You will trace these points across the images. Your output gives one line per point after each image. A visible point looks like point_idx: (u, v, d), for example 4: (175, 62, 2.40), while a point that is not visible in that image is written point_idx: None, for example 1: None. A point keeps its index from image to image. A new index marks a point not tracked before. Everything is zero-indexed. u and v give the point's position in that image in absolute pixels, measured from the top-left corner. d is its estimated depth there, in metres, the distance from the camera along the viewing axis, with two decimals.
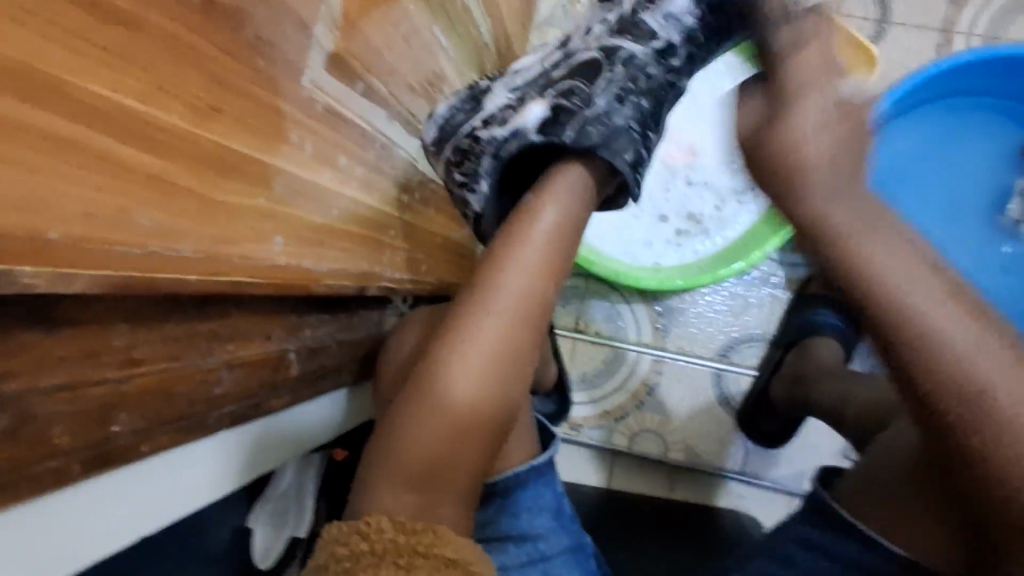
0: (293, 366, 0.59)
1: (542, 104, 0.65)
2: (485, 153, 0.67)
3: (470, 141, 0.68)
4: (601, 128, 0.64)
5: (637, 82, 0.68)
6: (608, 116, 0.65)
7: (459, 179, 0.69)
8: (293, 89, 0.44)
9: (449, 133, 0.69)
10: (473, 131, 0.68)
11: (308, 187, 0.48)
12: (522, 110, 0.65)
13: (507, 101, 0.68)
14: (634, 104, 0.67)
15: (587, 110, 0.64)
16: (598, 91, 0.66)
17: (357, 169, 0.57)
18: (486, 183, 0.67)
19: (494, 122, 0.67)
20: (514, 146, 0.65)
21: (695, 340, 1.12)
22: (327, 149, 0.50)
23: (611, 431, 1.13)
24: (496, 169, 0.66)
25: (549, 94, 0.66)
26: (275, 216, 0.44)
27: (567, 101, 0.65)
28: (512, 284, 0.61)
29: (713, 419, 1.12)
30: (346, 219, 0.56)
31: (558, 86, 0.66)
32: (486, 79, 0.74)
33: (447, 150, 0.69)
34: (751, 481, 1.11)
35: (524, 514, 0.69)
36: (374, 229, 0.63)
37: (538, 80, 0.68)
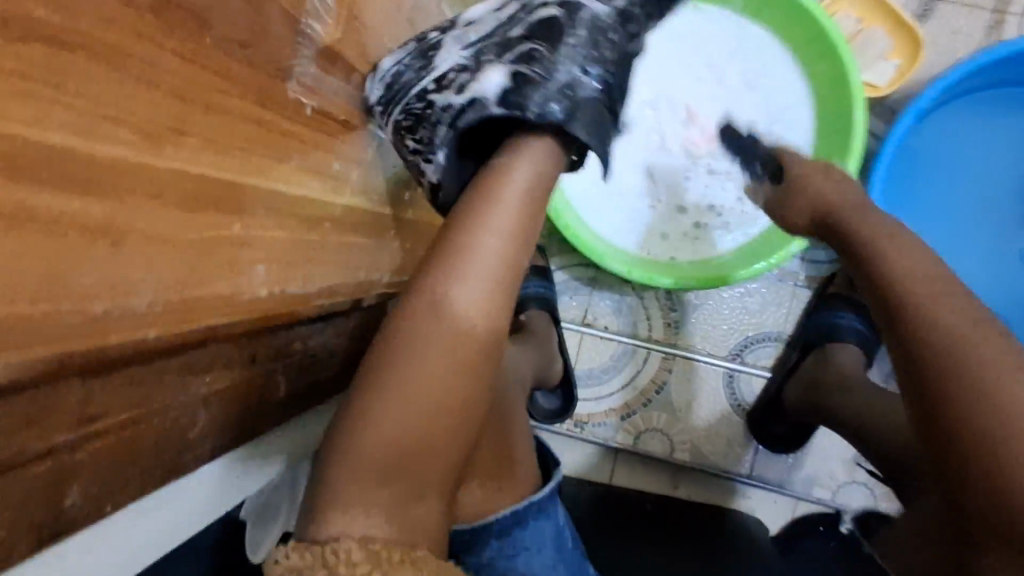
0: (281, 386, 0.53)
1: (499, 69, 0.53)
2: (439, 122, 0.56)
3: (414, 103, 0.56)
4: (569, 102, 0.53)
5: (605, 47, 0.56)
6: (575, 88, 0.53)
7: (411, 147, 0.58)
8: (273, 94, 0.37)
9: (398, 90, 0.57)
10: (423, 91, 0.56)
11: (295, 203, 0.42)
12: (476, 78, 0.54)
13: (459, 63, 0.55)
14: (604, 73, 0.55)
15: (553, 79, 0.53)
16: (565, 60, 0.54)
17: (353, 173, 0.50)
18: (444, 152, 0.57)
19: (444, 88, 0.55)
20: (471, 118, 0.54)
21: (708, 337, 1.07)
22: (317, 156, 0.43)
23: (616, 428, 1.09)
24: (455, 139, 0.56)
25: (506, 59, 0.54)
26: (259, 242, 0.39)
27: (527, 75, 0.52)
28: (487, 242, 0.52)
29: (723, 419, 1.07)
30: (340, 230, 0.50)
31: (515, 49, 0.54)
32: (436, 27, 0.60)
33: (396, 110, 0.57)
34: (762, 485, 1.07)
35: (522, 554, 0.62)
36: (372, 236, 0.57)
37: (495, 42, 0.55)
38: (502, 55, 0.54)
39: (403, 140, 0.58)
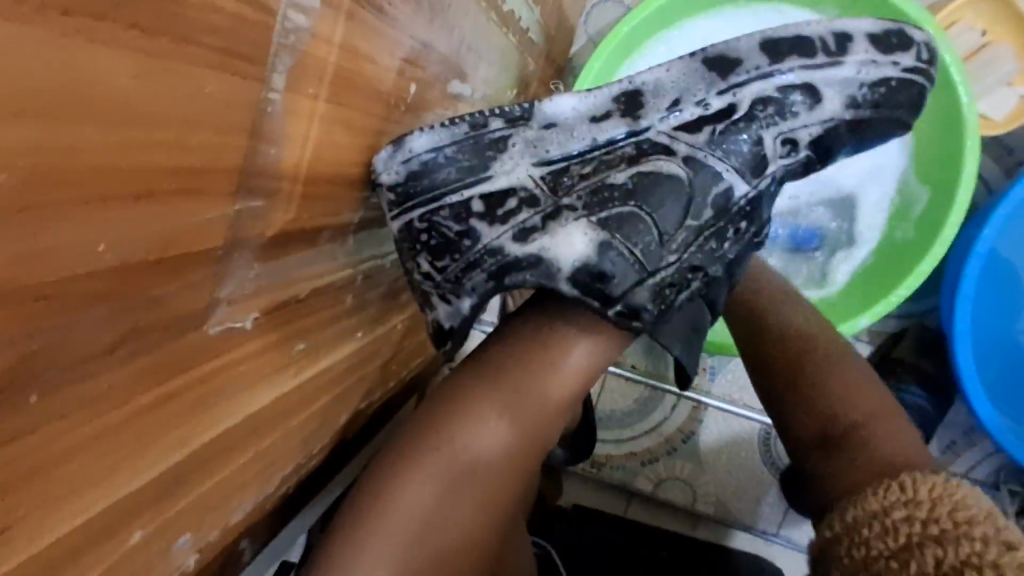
0: (246, 555, 0.44)
1: (585, 236, 0.39)
2: (477, 264, 0.40)
3: (447, 221, 0.40)
4: (657, 307, 0.41)
5: (724, 243, 0.42)
6: (670, 290, 0.41)
7: (428, 272, 0.42)
8: (195, 343, 0.26)
9: (425, 193, 0.39)
10: (464, 209, 0.40)
11: (240, 432, 0.32)
12: (547, 228, 0.39)
13: (527, 192, 0.40)
14: (711, 276, 0.42)
15: (653, 273, 0.40)
16: (674, 249, 0.40)
17: (326, 332, 0.39)
18: (471, 303, 0.42)
19: (498, 218, 0.40)
20: (526, 281, 0.40)
21: (746, 387, 0.97)
22: (269, 357, 0.33)
23: (635, 472, 1.02)
24: (496, 294, 0.41)
25: (597, 221, 0.39)
26: (185, 513, 0.29)
27: (620, 257, 0.39)
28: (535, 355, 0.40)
29: (753, 475, 0.99)
30: (309, 401, 0.39)
31: (614, 207, 0.39)
32: (500, 111, 0.40)
33: (417, 219, 0.39)
34: (786, 544, 1.00)
35: None
36: (355, 371, 0.46)
37: (585, 180, 0.40)
38: (594, 212, 0.39)
39: (414, 256, 0.41)
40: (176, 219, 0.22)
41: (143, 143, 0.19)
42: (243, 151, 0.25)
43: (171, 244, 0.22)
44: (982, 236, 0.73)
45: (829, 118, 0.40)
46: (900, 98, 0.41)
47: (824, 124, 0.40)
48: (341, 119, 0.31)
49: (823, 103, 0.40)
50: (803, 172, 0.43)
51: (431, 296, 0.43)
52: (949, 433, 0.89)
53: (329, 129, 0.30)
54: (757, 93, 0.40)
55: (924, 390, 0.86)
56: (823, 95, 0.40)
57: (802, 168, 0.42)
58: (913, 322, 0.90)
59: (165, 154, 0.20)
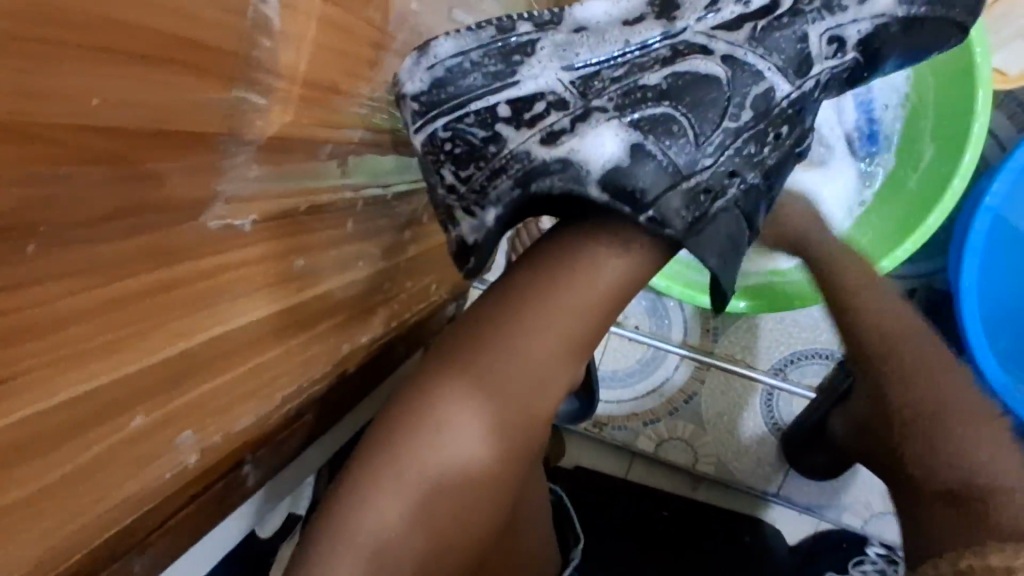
0: (249, 481, 0.45)
1: (616, 136, 0.38)
2: (503, 170, 0.39)
3: (473, 128, 0.39)
4: (696, 213, 0.39)
5: (763, 147, 0.41)
6: (706, 196, 0.39)
7: (452, 185, 0.41)
8: (196, 233, 0.26)
9: (448, 99, 0.38)
10: (490, 115, 0.39)
11: (242, 337, 0.32)
12: (576, 130, 0.38)
13: (556, 95, 0.39)
14: (747, 182, 0.41)
15: (689, 177, 0.38)
16: (711, 151, 0.39)
17: (328, 254, 0.39)
18: (497, 215, 0.41)
19: (525, 122, 0.39)
20: (555, 186, 0.38)
21: (749, 349, 0.97)
22: (271, 268, 0.33)
23: (637, 433, 1.02)
24: (521, 204, 0.40)
25: (629, 122, 0.38)
26: (190, 407, 0.29)
27: (653, 159, 0.38)
28: (577, 293, 0.38)
29: (756, 438, 0.99)
30: (310, 325, 0.40)
31: (648, 107, 0.38)
32: (528, 16, 0.39)
33: (442, 128, 0.39)
34: (788, 505, 1.01)
35: None
36: (357, 303, 0.46)
37: (616, 83, 0.39)
38: (626, 112, 0.38)
39: (439, 169, 0.41)
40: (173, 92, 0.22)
41: (136, 4, 0.19)
42: (239, 40, 0.25)
43: (167, 116, 0.22)
44: (990, 190, 0.72)
45: (881, 14, 0.39)
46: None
47: (875, 20, 0.40)
48: (341, 25, 0.31)
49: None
50: (847, 78, 0.42)
51: (454, 211, 0.42)
52: None
53: (329, 36, 0.30)
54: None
55: None
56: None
57: (849, 72, 0.42)
58: (921, 284, 0.89)
59: (163, 20, 0.20)
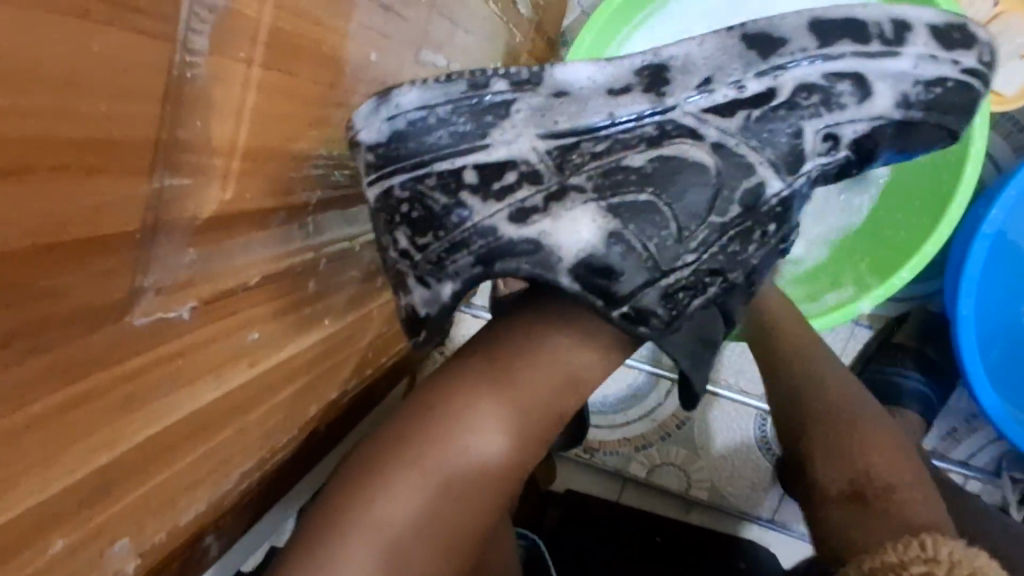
0: (212, 554, 0.43)
1: (594, 223, 0.34)
2: (464, 244, 0.36)
3: (434, 193, 0.35)
4: (670, 309, 0.37)
5: (749, 247, 0.37)
6: (685, 291, 0.37)
7: (406, 249, 0.37)
8: (120, 339, 0.24)
9: (407, 157, 0.35)
10: (453, 180, 0.35)
11: (184, 430, 0.29)
12: (550, 211, 0.34)
13: (529, 166, 0.34)
14: (729, 280, 0.38)
15: (666, 273, 0.36)
16: (693, 247, 0.36)
17: (286, 322, 0.37)
18: (453, 288, 0.37)
19: (494, 193, 0.35)
20: (521, 267, 0.35)
21: (743, 373, 0.95)
22: (217, 352, 0.30)
23: (629, 458, 1.00)
24: (480, 279, 0.37)
25: (609, 207, 0.34)
26: (122, 515, 0.27)
27: (630, 250, 0.35)
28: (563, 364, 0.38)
29: (749, 463, 0.97)
30: (271, 394, 0.38)
31: (631, 193, 0.34)
32: (505, 72, 0.34)
33: (397, 186, 0.35)
34: (784, 531, 0.99)
35: None
36: (325, 360, 0.44)
37: (596, 161, 0.34)
38: (606, 197, 0.34)
39: (393, 229, 0.37)
40: (70, 203, 0.19)
41: (8, 113, 0.16)
42: (156, 127, 0.22)
43: (65, 229, 0.19)
44: (989, 219, 0.70)
45: (879, 115, 0.35)
46: (953, 102, 0.36)
47: (872, 121, 0.35)
48: (284, 92, 0.28)
49: (873, 97, 0.35)
50: (837, 173, 0.38)
51: (406, 277, 0.38)
52: (949, 420, 0.88)
53: (269, 103, 0.27)
54: (802, 78, 0.34)
55: (925, 375, 0.84)
56: (875, 88, 0.34)
57: (840, 169, 0.37)
58: (917, 307, 0.88)
59: (47, 128, 0.18)
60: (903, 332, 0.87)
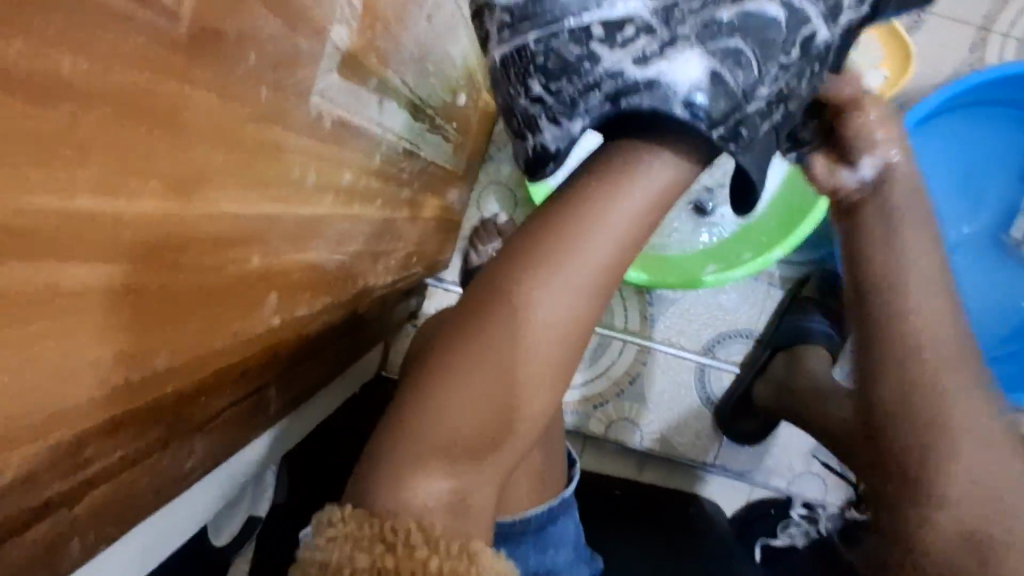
0: (271, 403, 0.50)
1: (700, 64, 0.47)
2: (595, 86, 0.49)
3: (568, 45, 0.49)
4: (750, 132, 0.50)
5: (805, 80, 0.51)
6: (760, 118, 0.50)
7: (540, 95, 0.51)
8: (301, 114, 0.33)
9: (541, 16, 0.49)
10: (584, 34, 0.49)
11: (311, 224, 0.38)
12: (664, 55, 0.48)
13: (644, 23, 0.48)
14: (790, 109, 0.52)
15: (748, 103, 0.49)
16: (768, 79, 0.49)
17: (362, 182, 0.46)
18: (581, 125, 0.50)
19: (618, 44, 0.48)
20: (643, 103, 0.48)
21: (683, 332, 1.09)
22: (332, 172, 0.39)
23: (589, 417, 1.11)
24: (606, 116, 0.50)
25: (712, 48, 0.48)
26: (274, 272, 0.35)
27: (725, 84, 0.48)
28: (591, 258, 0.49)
29: (692, 412, 1.10)
30: (347, 239, 0.46)
31: (723, 38, 0.48)
32: None
33: (531, 43, 0.50)
34: (723, 473, 1.12)
35: (551, 548, 0.60)
36: (374, 238, 0.53)
37: (696, 10, 0.48)
38: (706, 40, 0.48)
39: (526, 80, 0.51)
40: None
41: None
42: None
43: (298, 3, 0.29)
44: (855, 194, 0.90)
45: None
46: None
47: None
48: None
49: None
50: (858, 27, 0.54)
51: (538, 121, 0.52)
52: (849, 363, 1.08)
53: None
54: None
55: (829, 321, 1.02)
56: None
57: (860, 21, 0.53)
58: (815, 269, 1.07)
59: None
60: (807, 288, 1.06)
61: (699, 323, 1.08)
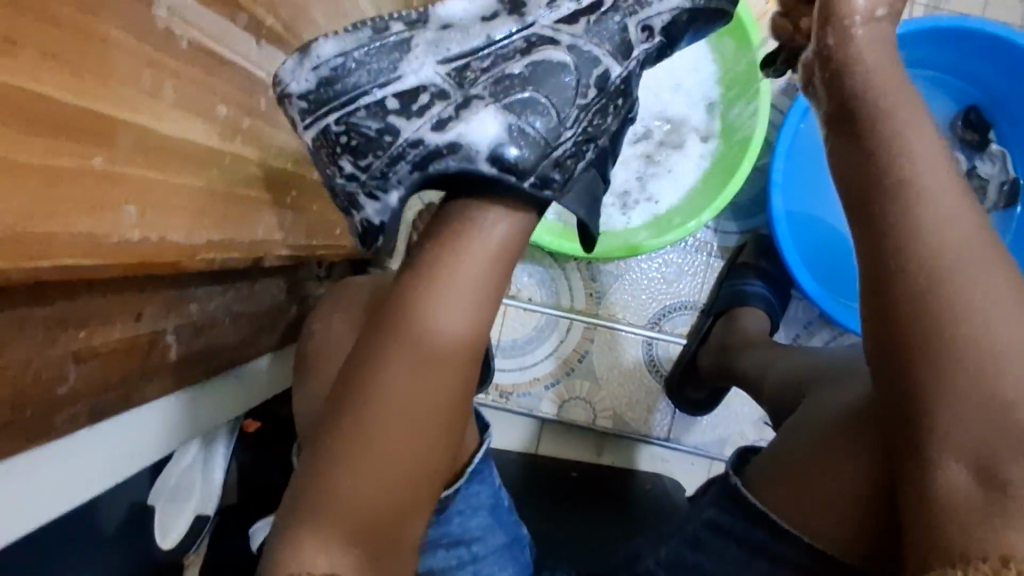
0: (171, 349, 0.51)
1: (495, 120, 0.50)
2: (402, 156, 0.52)
3: (369, 121, 0.52)
4: (564, 175, 0.53)
5: (607, 118, 0.56)
6: (571, 161, 0.53)
7: (354, 172, 0.54)
8: (142, 19, 0.34)
9: (337, 94, 0.51)
10: (381, 108, 0.51)
11: (175, 144, 0.39)
12: (460, 118, 0.51)
13: (437, 90, 0.51)
14: (598, 146, 0.56)
15: (554, 147, 0.52)
16: (570, 124, 0.53)
17: (245, 122, 0.47)
18: (398, 196, 0.53)
19: (415, 113, 0.51)
20: (450, 165, 0.51)
21: (628, 307, 1.10)
22: (198, 95, 0.41)
23: (540, 399, 1.11)
24: (417, 183, 0.52)
25: (504, 107, 0.51)
26: (126, 179, 0.35)
27: (525, 135, 0.51)
28: (490, 238, 0.51)
29: (642, 387, 1.11)
30: (234, 177, 0.47)
31: (516, 93, 0.51)
32: (399, 17, 0.52)
33: (335, 123, 0.52)
34: (678, 448, 1.12)
35: (458, 517, 0.62)
36: (273, 188, 0.54)
37: (485, 73, 0.51)
38: (499, 98, 0.51)
39: (339, 159, 0.53)
40: None
41: None
42: None
43: None
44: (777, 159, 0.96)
45: (675, 7, 0.55)
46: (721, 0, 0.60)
47: (672, 11, 0.55)
48: None
49: None
50: (658, 53, 0.58)
51: (359, 195, 0.54)
52: (794, 328, 1.10)
53: None
54: None
55: (765, 283, 1.04)
56: None
57: (657, 51, 0.57)
58: (750, 236, 1.09)
59: None
60: (743, 254, 1.08)
61: (645, 293, 1.09)
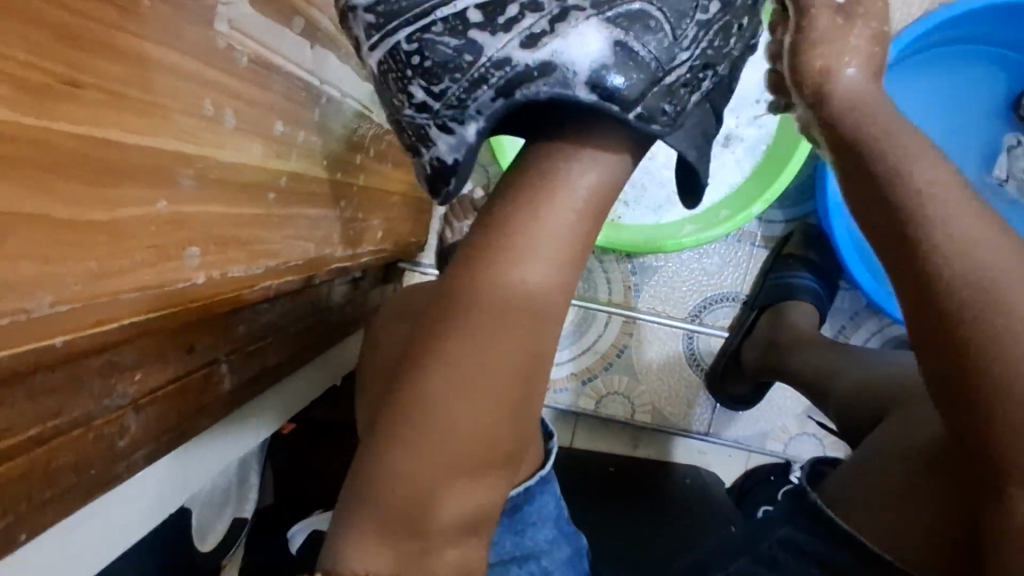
0: (224, 379, 0.48)
1: (600, 35, 0.40)
2: (482, 79, 0.41)
3: (445, 38, 0.42)
4: (675, 107, 0.43)
5: (729, 39, 0.45)
6: (684, 90, 0.44)
7: (424, 101, 0.44)
8: (200, 39, 0.30)
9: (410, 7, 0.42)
10: (460, 22, 0.41)
11: (236, 173, 0.35)
12: (556, 31, 0.40)
13: None
14: (717, 74, 0.45)
15: (667, 72, 0.42)
16: (686, 45, 0.43)
17: (300, 135, 0.43)
18: (476, 129, 0.43)
19: (501, 26, 0.41)
20: (541, 91, 0.41)
21: (669, 299, 1.06)
22: (257, 115, 0.36)
23: (577, 394, 1.08)
24: (502, 113, 0.42)
25: (610, 18, 0.41)
26: (189, 220, 0.32)
27: (632, 56, 0.41)
28: (576, 189, 0.43)
29: (682, 380, 1.08)
30: (290, 196, 0.43)
31: (624, 4, 0.41)
32: None
33: (405, 42, 0.43)
34: (718, 442, 1.09)
35: (528, 529, 0.55)
36: (325, 201, 0.50)
37: None
38: (603, 9, 0.41)
39: (407, 85, 0.44)
40: None
41: None
42: None
43: None
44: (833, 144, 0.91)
45: None
46: None
47: None
48: None
49: None
50: None
51: (430, 131, 0.45)
52: (839, 319, 1.06)
53: None
54: None
55: (814, 275, 1.00)
56: None
57: None
58: (798, 224, 1.05)
59: None
60: (791, 244, 1.04)
61: (687, 285, 1.05)
